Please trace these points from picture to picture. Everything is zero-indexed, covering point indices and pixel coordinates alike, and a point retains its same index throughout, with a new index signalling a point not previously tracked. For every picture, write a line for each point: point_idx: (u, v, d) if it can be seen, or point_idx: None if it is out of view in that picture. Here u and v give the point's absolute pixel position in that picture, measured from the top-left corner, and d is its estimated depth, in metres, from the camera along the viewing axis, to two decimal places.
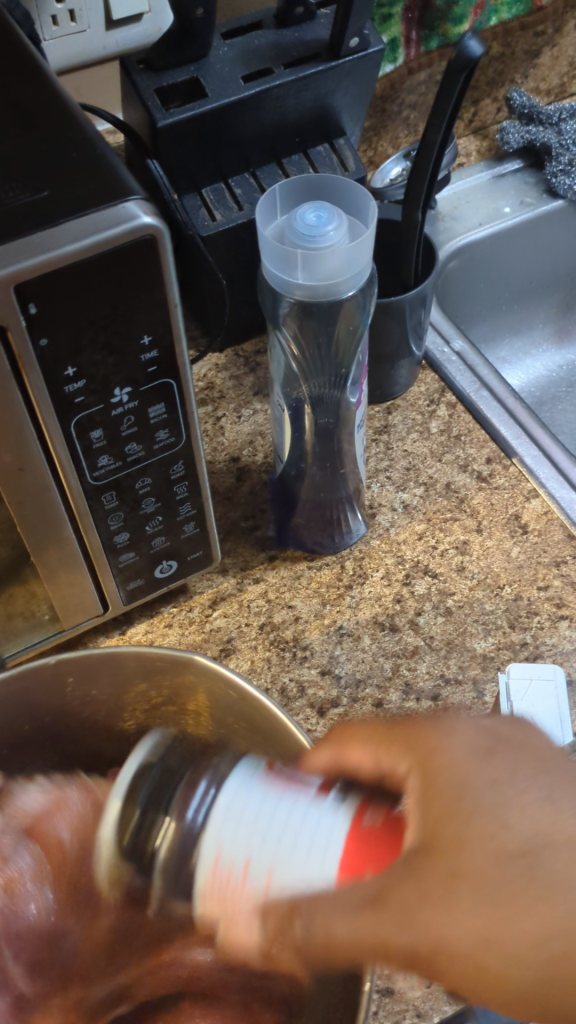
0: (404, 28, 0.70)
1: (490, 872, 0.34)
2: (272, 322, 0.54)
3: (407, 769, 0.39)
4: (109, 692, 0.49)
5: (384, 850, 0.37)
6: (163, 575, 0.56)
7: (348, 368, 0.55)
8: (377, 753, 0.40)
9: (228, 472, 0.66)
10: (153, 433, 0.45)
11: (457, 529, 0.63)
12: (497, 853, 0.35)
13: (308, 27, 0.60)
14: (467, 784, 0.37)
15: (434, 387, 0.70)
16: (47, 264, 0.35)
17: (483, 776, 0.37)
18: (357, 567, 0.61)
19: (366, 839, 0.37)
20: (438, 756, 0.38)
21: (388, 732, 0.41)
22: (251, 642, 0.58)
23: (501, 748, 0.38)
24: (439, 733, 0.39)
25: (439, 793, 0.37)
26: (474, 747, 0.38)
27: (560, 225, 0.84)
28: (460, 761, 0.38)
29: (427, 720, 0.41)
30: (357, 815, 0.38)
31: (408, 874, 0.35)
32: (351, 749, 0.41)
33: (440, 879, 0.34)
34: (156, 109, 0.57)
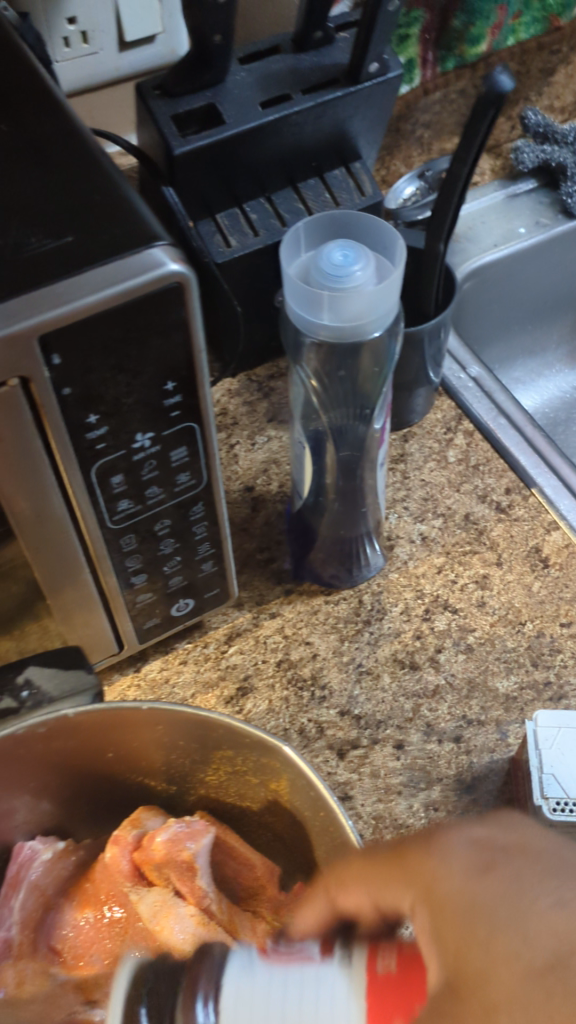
0: (420, 49, 0.69)
1: (520, 999, 0.29)
2: (293, 355, 0.52)
3: (412, 905, 0.35)
4: (170, 742, 0.47)
5: (406, 994, 0.33)
6: (179, 613, 0.54)
7: (373, 405, 0.53)
8: (372, 896, 0.37)
9: (243, 501, 0.65)
10: (174, 476, 0.44)
11: (477, 563, 0.61)
12: (521, 971, 0.29)
13: (327, 51, 0.59)
14: (475, 901, 0.32)
15: (451, 414, 0.69)
16: (72, 314, 0.34)
17: (490, 893, 0.32)
18: (375, 601, 0.60)
19: (384, 988, 0.34)
20: (440, 883, 0.34)
21: (377, 865, 0.37)
22: (268, 681, 0.57)
23: (501, 861, 0.33)
24: (434, 855, 0.35)
25: (447, 923, 0.32)
26: (471, 865, 0.33)
27: (575, 245, 0.83)
28: (459, 880, 0.33)
29: (421, 838, 0.36)
30: (368, 965, 0.35)
31: (431, 1022, 0.30)
32: (342, 891, 0.38)
33: (476, 1020, 0.29)
34: (173, 137, 0.55)
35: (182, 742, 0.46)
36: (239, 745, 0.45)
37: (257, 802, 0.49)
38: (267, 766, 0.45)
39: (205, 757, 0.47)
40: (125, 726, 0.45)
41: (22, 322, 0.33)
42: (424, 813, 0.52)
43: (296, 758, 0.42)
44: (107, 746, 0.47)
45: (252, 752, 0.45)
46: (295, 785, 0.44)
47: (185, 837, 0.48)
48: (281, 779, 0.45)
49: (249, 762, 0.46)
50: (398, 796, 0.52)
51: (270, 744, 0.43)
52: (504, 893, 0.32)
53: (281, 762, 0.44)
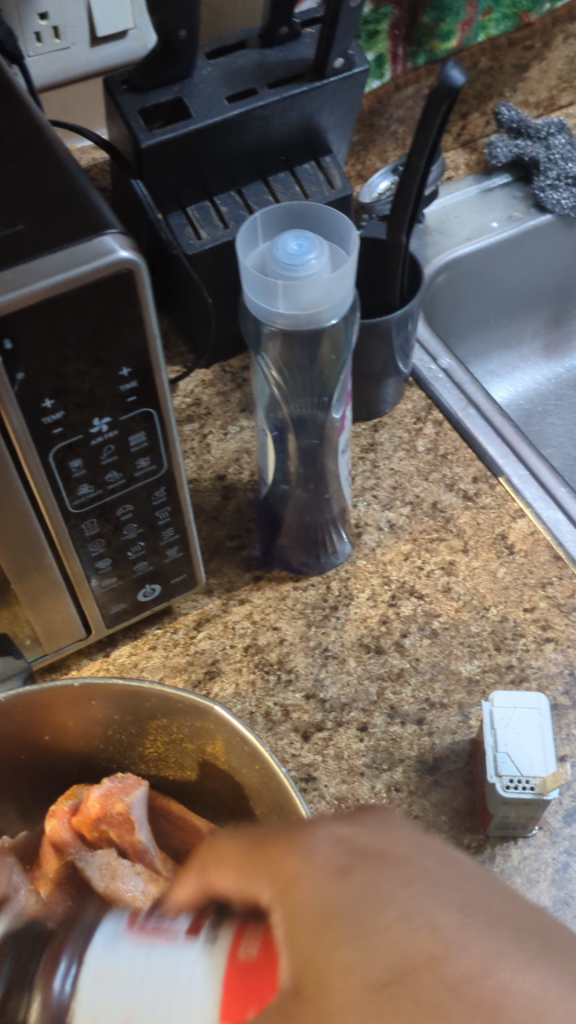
0: (390, 45, 0.70)
1: (355, 1015, 0.28)
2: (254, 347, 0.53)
3: (270, 900, 0.33)
4: (104, 714, 0.48)
5: (256, 981, 0.33)
6: (146, 598, 0.55)
7: (332, 393, 0.54)
8: (238, 881, 0.36)
9: (214, 490, 0.66)
10: (133, 461, 0.45)
11: (444, 550, 0.63)
12: (357, 986, 0.28)
13: (294, 46, 0.60)
14: (327, 908, 0.31)
15: (421, 404, 0.70)
16: (23, 299, 0.35)
17: (343, 901, 0.31)
18: (343, 587, 0.61)
19: (242, 972, 0.34)
20: (298, 883, 0.32)
21: (244, 846, 0.36)
22: (235, 665, 0.58)
23: (359, 868, 0.32)
24: (297, 856, 0.33)
25: (298, 921, 0.31)
26: (329, 871, 0.32)
27: (548, 239, 0.84)
28: (311, 879, 0.32)
29: (288, 830, 0.36)
30: (231, 951, 0.35)
31: (274, 1023, 0.30)
32: (217, 874, 0.37)
33: None
34: (140, 130, 0.56)
35: (117, 715, 0.48)
36: (168, 709, 0.46)
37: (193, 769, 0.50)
38: (200, 730, 0.47)
39: (139, 728, 0.48)
40: (53, 704, 0.46)
41: None
42: (386, 793, 0.53)
43: (224, 717, 0.44)
44: (46, 726, 0.48)
45: (185, 718, 0.46)
46: (227, 747, 0.46)
47: (119, 791, 0.49)
48: (216, 741, 0.47)
49: (184, 727, 0.47)
50: (361, 777, 0.53)
51: (201, 705, 0.45)
52: (357, 894, 0.31)
53: (213, 724, 0.45)
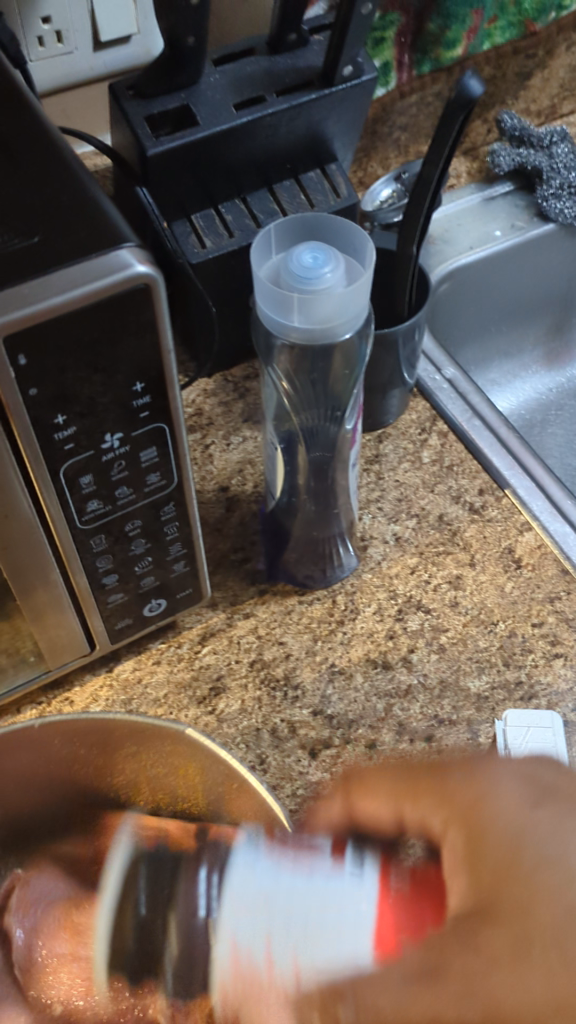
0: (396, 52, 0.69)
1: (566, 938, 0.28)
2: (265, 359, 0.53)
3: (445, 827, 0.34)
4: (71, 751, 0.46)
5: (434, 909, 0.33)
6: (152, 614, 0.54)
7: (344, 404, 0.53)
8: (399, 810, 0.37)
9: (218, 502, 0.65)
10: (143, 477, 0.44)
11: (450, 563, 0.62)
12: (573, 906, 0.29)
13: (301, 53, 0.59)
14: (525, 835, 0.31)
15: (426, 415, 0.69)
16: (38, 315, 0.34)
17: (569, 847, 0.31)
18: (349, 601, 0.60)
19: (396, 900, 0.35)
20: (486, 809, 0.33)
21: (417, 774, 0.37)
22: (241, 680, 0.57)
23: (549, 801, 0.33)
24: (482, 782, 0.34)
25: (486, 856, 0.31)
26: (521, 798, 0.33)
27: (551, 248, 0.84)
28: (506, 811, 0.33)
29: (465, 760, 0.36)
30: (385, 876, 0.37)
31: (458, 940, 0.30)
32: (361, 800, 0.38)
33: (508, 935, 0.29)
34: (146, 137, 0.55)
35: (85, 747, 0.46)
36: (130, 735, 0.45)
37: (161, 793, 0.49)
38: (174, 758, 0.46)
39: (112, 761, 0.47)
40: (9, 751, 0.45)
41: None
42: None
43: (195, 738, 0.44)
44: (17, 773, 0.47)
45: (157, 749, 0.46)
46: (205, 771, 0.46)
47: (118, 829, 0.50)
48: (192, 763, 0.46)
49: (157, 753, 0.46)
50: None
51: (173, 730, 0.44)
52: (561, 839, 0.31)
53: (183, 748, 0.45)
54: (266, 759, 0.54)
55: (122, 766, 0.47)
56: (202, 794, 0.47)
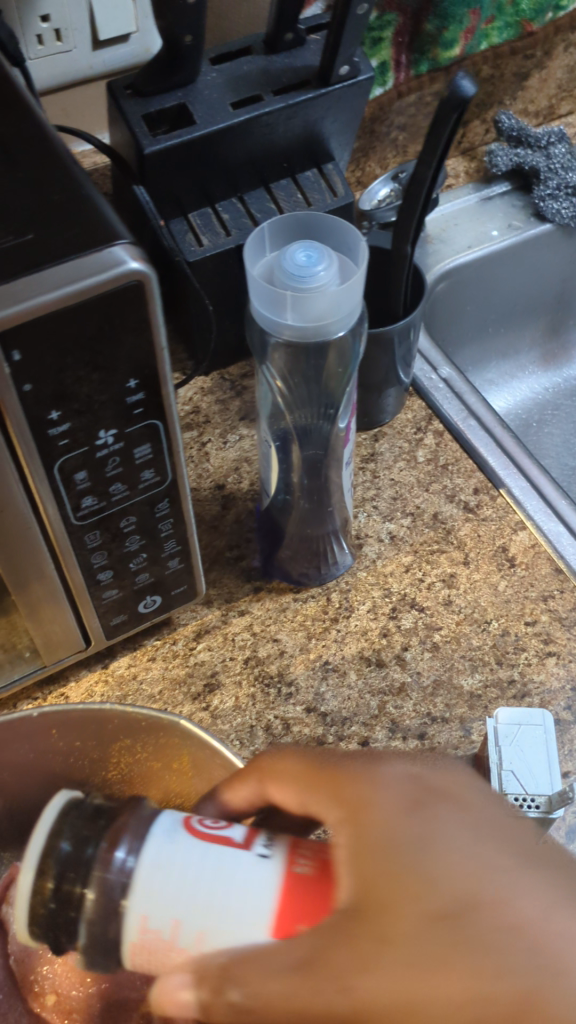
0: (394, 52, 0.70)
1: (420, 938, 0.35)
2: (260, 357, 0.53)
3: (338, 821, 0.39)
4: (61, 744, 0.45)
5: (314, 903, 0.37)
6: (146, 610, 0.55)
7: (337, 402, 0.53)
8: (301, 796, 0.41)
9: (213, 499, 0.65)
10: (138, 473, 0.44)
11: (445, 562, 0.62)
12: (421, 912, 0.36)
13: (298, 53, 0.60)
14: (399, 839, 0.38)
15: (422, 414, 0.70)
16: (32, 311, 0.34)
17: (411, 828, 0.38)
18: (343, 599, 0.61)
19: (297, 887, 0.38)
20: (371, 807, 0.39)
21: (319, 770, 0.41)
22: (235, 677, 0.57)
23: (429, 799, 0.40)
24: (365, 785, 0.40)
25: (368, 855, 0.37)
26: (402, 801, 0.39)
27: (548, 249, 0.84)
28: (392, 815, 0.39)
29: (356, 762, 0.42)
30: (288, 861, 0.38)
31: (337, 938, 0.36)
32: (275, 785, 0.42)
33: (372, 944, 0.35)
34: (143, 136, 0.56)
35: (79, 742, 0.45)
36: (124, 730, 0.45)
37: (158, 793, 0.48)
38: (166, 750, 0.45)
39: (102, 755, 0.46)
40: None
41: None
42: None
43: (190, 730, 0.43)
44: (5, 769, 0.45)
45: (151, 740, 0.45)
46: (198, 765, 0.45)
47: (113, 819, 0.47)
48: (186, 755, 0.45)
49: (151, 748, 0.45)
50: None
51: (166, 722, 0.43)
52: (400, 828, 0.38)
53: (179, 740, 0.44)
54: (258, 756, 0.54)
55: (118, 764, 0.46)
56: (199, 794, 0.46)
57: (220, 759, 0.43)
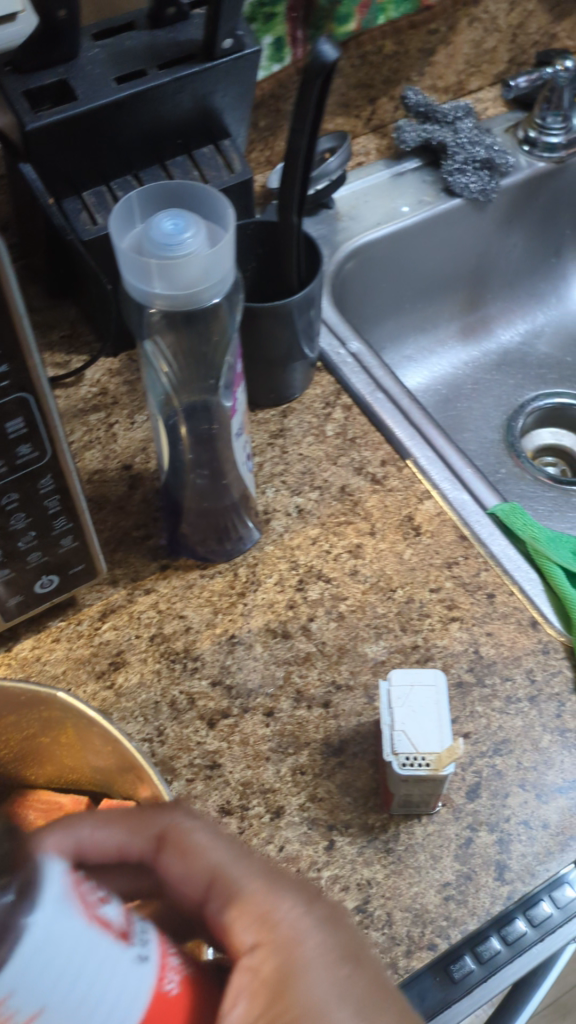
0: (289, 27, 0.70)
1: None
2: (140, 333, 0.52)
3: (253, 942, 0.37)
4: None
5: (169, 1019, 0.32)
6: (44, 591, 0.54)
7: (219, 375, 0.53)
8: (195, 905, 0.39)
9: (121, 480, 0.65)
10: (14, 449, 0.44)
11: (351, 533, 0.63)
12: None
13: (182, 27, 0.60)
14: (310, 977, 0.36)
15: (330, 389, 0.70)
16: None
17: (227, 870, 0.39)
18: (250, 573, 0.61)
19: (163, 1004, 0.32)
20: (276, 934, 0.38)
21: (228, 877, 0.39)
22: (140, 654, 0.57)
23: (313, 932, 0.38)
24: (269, 931, 0.38)
25: (294, 989, 0.36)
26: (310, 937, 0.38)
27: (459, 224, 0.85)
28: (305, 946, 0.37)
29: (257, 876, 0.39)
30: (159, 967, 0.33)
31: None
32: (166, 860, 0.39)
33: None
34: (25, 113, 0.55)
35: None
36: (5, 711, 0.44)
37: (50, 765, 0.47)
38: (49, 724, 0.44)
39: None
40: None
41: None
42: (292, 777, 0.53)
43: (70, 703, 0.43)
44: None
45: (33, 715, 0.44)
46: (81, 739, 0.44)
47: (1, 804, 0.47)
48: (67, 729, 0.44)
49: (35, 722, 0.44)
50: (267, 763, 0.53)
51: (47, 696, 0.43)
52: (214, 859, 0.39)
53: (60, 715, 0.43)
54: (163, 731, 0.54)
55: (5, 740, 0.46)
56: (88, 763, 0.46)
57: (100, 733, 0.43)
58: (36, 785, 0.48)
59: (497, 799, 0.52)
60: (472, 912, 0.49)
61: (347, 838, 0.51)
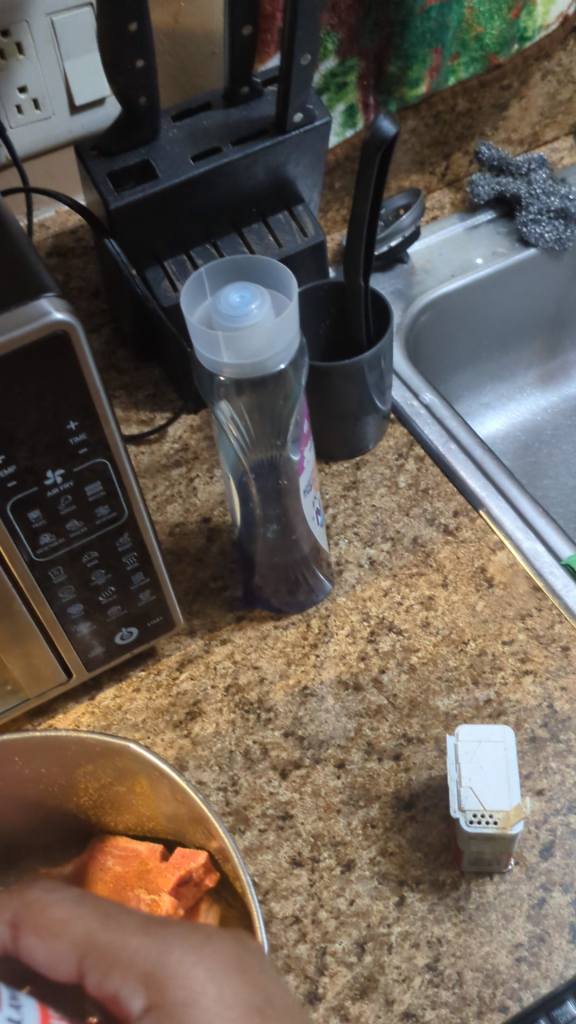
0: (360, 95, 0.73)
1: None
2: (211, 398, 0.55)
3: None
4: (28, 772, 0.46)
5: None
6: (124, 641, 0.57)
7: (287, 429, 0.55)
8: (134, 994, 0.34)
9: (199, 532, 0.67)
10: (93, 510, 0.47)
11: (423, 584, 0.63)
12: None
13: (255, 104, 0.63)
14: None
15: (403, 440, 0.71)
16: None
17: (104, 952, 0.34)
18: (323, 624, 0.62)
19: None
20: None
21: None
22: (216, 705, 0.59)
23: None
24: None
25: None
26: None
27: (534, 273, 0.85)
28: None
29: None
30: None
31: None
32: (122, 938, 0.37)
33: None
34: (109, 193, 0.59)
35: (45, 770, 0.46)
36: (86, 762, 0.46)
37: (128, 813, 0.49)
38: (125, 774, 0.46)
39: (66, 783, 0.47)
40: None
41: None
42: (362, 830, 0.53)
43: (142, 756, 0.44)
44: None
45: (109, 765, 0.46)
46: (154, 789, 0.46)
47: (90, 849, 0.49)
48: (141, 779, 0.46)
49: (111, 772, 0.46)
50: (337, 815, 0.54)
51: (118, 748, 0.45)
52: None
53: (134, 765, 0.45)
54: (236, 780, 0.56)
55: (84, 787, 0.48)
56: (160, 811, 0.48)
57: (170, 784, 0.44)
58: (116, 830, 0.50)
59: (572, 858, 0.51)
60: (544, 974, 0.48)
61: (417, 894, 0.51)
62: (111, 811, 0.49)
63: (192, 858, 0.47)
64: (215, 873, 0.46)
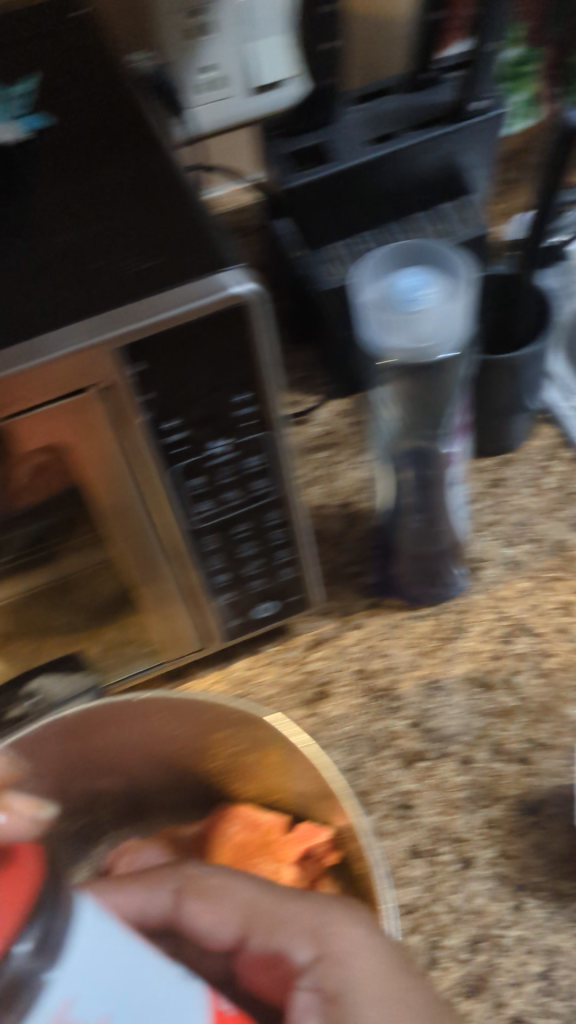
0: (541, 84, 0.71)
1: None
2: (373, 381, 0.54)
3: None
4: (165, 730, 0.48)
5: None
6: (261, 616, 0.58)
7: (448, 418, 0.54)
8: None
9: (339, 516, 0.68)
10: (249, 483, 0.48)
11: (564, 590, 0.62)
12: None
13: (434, 92, 0.63)
14: None
15: (554, 441, 0.69)
16: (150, 332, 0.38)
17: None
18: (457, 620, 0.62)
19: None
20: None
21: None
22: (344, 688, 0.59)
23: None
24: None
25: None
26: None
27: None
28: None
29: None
30: None
31: None
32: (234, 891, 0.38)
33: None
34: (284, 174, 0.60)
35: (183, 730, 0.48)
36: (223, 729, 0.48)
37: (254, 782, 0.50)
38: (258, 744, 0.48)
39: (200, 746, 0.49)
40: (106, 724, 0.47)
41: (106, 333, 0.37)
42: (483, 829, 0.53)
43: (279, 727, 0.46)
44: (113, 746, 0.49)
45: (245, 734, 0.47)
46: (285, 761, 0.47)
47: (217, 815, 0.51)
48: (273, 750, 0.47)
49: (246, 741, 0.48)
50: (459, 811, 0.53)
51: (257, 718, 0.46)
52: None
53: (268, 737, 0.46)
54: (360, 765, 0.56)
55: (216, 752, 0.49)
56: (290, 785, 0.48)
57: (302, 757, 0.46)
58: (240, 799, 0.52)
59: None
60: None
61: (536, 901, 0.50)
62: (239, 778, 0.51)
63: (315, 835, 0.48)
64: (338, 854, 0.47)
